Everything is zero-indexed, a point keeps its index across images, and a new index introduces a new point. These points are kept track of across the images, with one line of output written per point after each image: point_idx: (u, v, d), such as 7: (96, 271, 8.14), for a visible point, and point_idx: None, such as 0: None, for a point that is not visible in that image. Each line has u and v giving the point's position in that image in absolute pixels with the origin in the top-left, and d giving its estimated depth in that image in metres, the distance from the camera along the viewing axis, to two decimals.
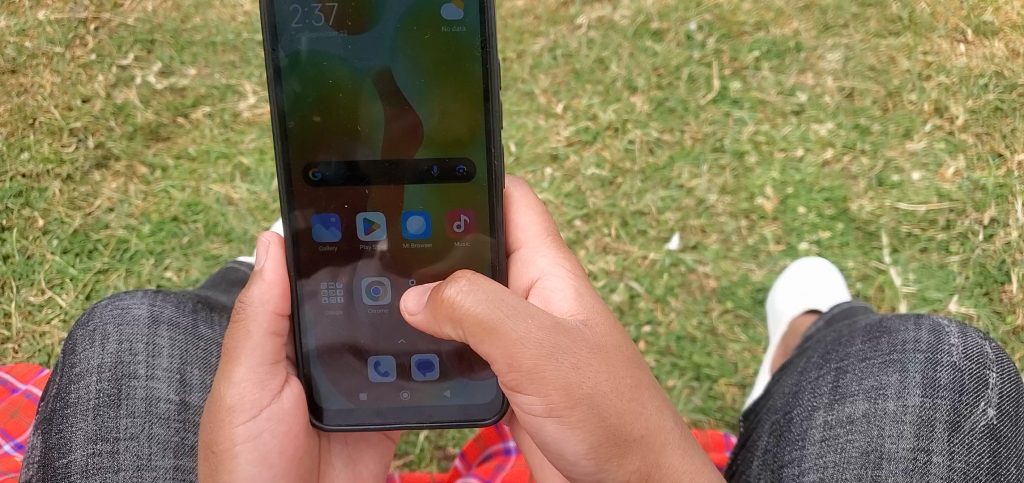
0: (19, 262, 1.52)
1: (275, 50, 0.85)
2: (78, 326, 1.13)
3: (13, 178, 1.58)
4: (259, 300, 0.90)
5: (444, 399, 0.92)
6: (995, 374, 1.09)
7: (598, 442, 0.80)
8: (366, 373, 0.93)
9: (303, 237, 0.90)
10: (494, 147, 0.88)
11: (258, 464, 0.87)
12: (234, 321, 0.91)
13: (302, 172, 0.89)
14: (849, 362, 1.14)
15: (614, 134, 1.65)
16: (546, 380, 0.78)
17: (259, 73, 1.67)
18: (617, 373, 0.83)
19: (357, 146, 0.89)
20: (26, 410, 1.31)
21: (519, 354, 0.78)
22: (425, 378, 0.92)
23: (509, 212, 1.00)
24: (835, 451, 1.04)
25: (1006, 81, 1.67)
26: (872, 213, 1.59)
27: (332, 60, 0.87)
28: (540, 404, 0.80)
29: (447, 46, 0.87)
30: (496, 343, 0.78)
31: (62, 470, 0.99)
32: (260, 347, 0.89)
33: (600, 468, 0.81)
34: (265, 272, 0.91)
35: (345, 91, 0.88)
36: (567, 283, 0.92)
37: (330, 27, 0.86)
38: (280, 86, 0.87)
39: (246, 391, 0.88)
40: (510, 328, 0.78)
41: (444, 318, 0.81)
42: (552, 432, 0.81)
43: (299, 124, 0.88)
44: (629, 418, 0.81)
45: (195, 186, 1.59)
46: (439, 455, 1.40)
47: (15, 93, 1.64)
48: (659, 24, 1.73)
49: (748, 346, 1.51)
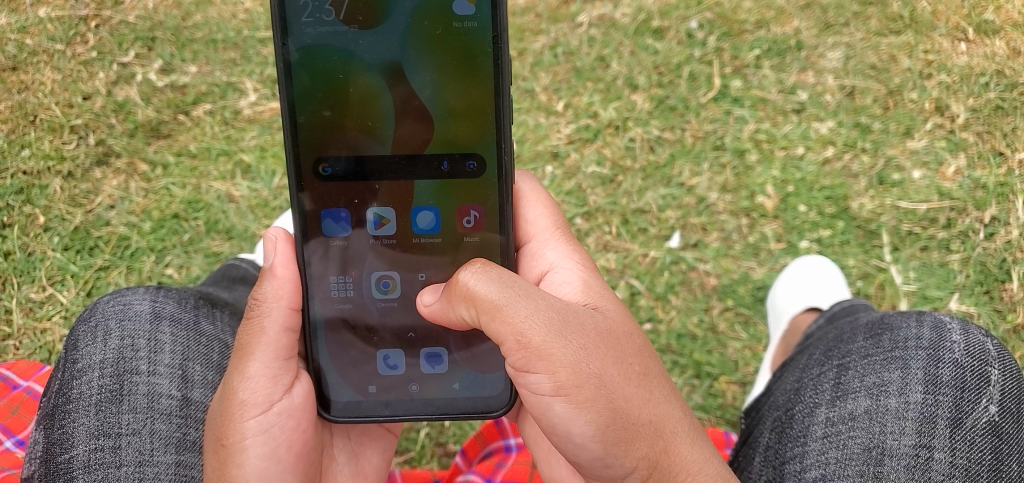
0: (19, 259, 1.53)
1: (285, 45, 0.84)
2: (80, 322, 1.14)
3: (13, 176, 1.59)
4: (271, 296, 0.88)
5: (452, 392, 0.92)
6: (996, 371, 1.07)
7: (606, 423, 0.79)
8: (377, 365, 0.91)
9: (313, 232, 0.89)
10: (504, 142, 0.87)
11: (267, 458, 0.85)
12: (247, 318, 0.88)
13: (311, 167, 0.87)
14: (851, 359, 1.12)
15: (615, 132, 1.65)
16: (555, 360, 0.79)
17: (259, 71, 1.68)
18: (626, 358, 0.83)
19: (367, 141, 0.87)
20: (27, 408, 1.32)
21: (528, 332, 0.79)
22: (435, 371, 0.92)
23: (519, 206, 1.01)
24: (837, 448, 1.02)
25: (1007, 80, 1.66)
26: (872, 212, 1.58)
27: (343, 55, 0.85)
28: (548, 382, 0.79)
29: (459, 41, 0.85)
30: (506, 320, 0.79)
31: (64, 465, 1.00)
32: (275, 342, 0.87)
33: (607, 452, 0.80)
34: (275, 268, 0.88)
35: (356, 86, 0.86)
36: (577, 275, 0.92)
37: (340, 23, 0.84)
38: (290, 81, 0.85)
39: (259, 387, 0.85)
40: (521, 307, 0.80)
41: (457, 296, 0.82)
42: (559, 414, 0.80)
43: (309, 119, 0.86)
44: (636, 403, 0.81)
45: (196, 183, 1.60)
46: (439, 452, 1.41)
47: (16, 91, 1.65)
48: (659, 22, 1.73)
49: (748, 344, 1.51)
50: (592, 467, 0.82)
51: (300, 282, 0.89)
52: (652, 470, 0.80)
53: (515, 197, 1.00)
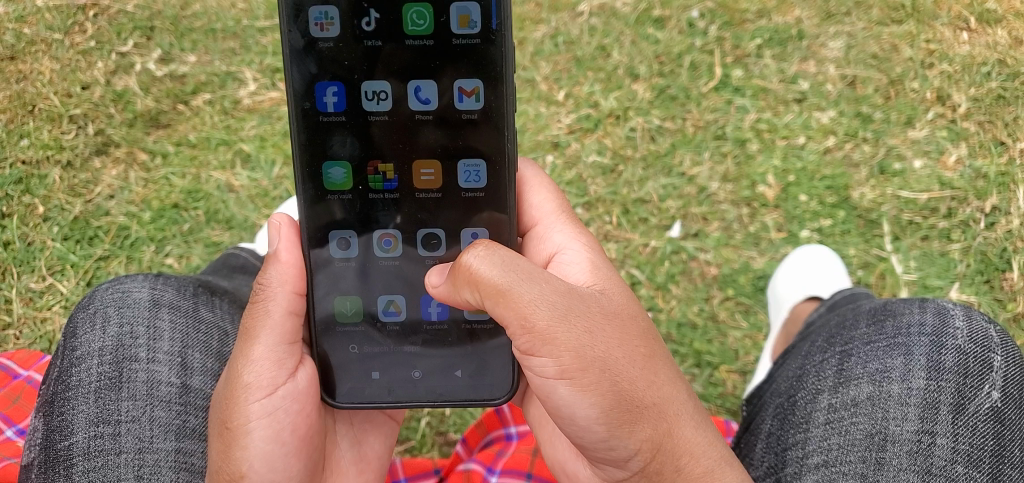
0: (19, 249, 1.53)
1: (292, 31, 0.83)
2: (79, 310, 1.14)
3: (13, 165, 1.58)
4: (276, 281, 0.88)
5: (454, 380, 0.91)
6: (999, 357, 1.08)
7: (611, 404, 0.79)
8: (384, 347, 0.91)
9: (317, 217, 0.88)
10: (506, 129, 0.87)
11: (272, 441, 0.85)
12: (252, 302, 0.89)
13: (316, 153, 0.87)
14: (854, 346, 1.12)
15: (616, 122, 1.64)
16: (560, 343, 0.78)
17: (259, 60, 1.68)
18: (634, 341, 0.83)
19: (374, 127, 0.87)
20: (27, 397, 1.32)
21: (532, 316, 0.79)
22: (436, 358, 0.91)
23: (523, 192, 1.02)
24: (839, 434, 1.02)
25: (1009, 70, 1.66)
26: (873, 201, 1.58)
27: (349, 42, 0.84)
28: (553, 365, 0.79)
29: (463, 26, 0.84)
30: (512, 302, 0.79)
31: (63, 452, 1.00)
32: (279, 326, 0.87)
33: (612, 434, 0.80)
34: (280, 254, 0.89)
35: (361, 73, 0.85)
36: (584, 256, 0.94)
37: (346, 9, 0.83)
38: (297, 68, 0.84)
39: (264, 370, 0.85)
40: (524, 291, 0.79)
41: (461, 279, 0.81)
42: (564, 396, 0.80)
43: (315, 106, 0.85)
44: (641, 385, 0.81)
45: (196, 173, 1.60)
46: (440, 441, 1.42)
47: (15, 80, 1.64)
48: (661, 11, 1.73)
49: (748, 333, 1.51)
50: (596, 448, 0.82)
51: (304, 268, 0.90)
52: (656, 452, 0.81)
53: (518, 184, 1.01)
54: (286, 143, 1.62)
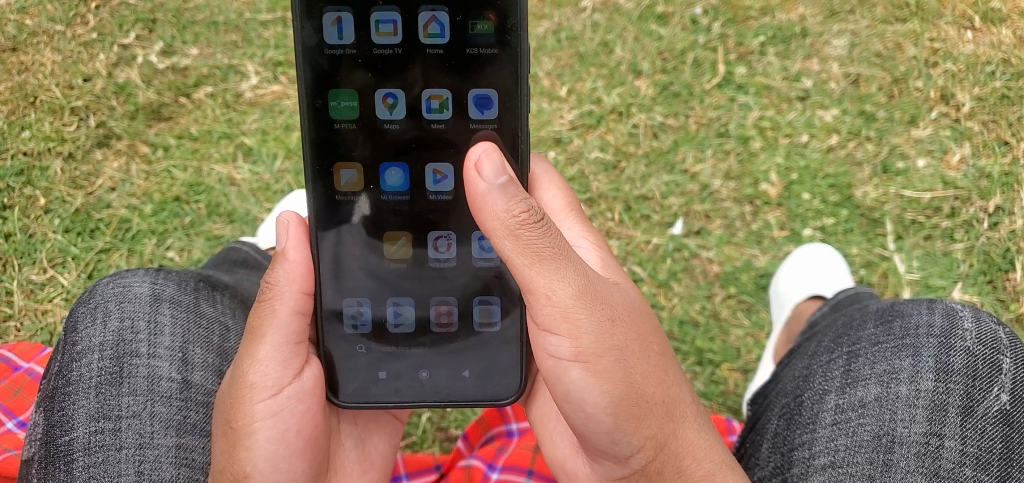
0: (20, 241, 1.53)
1: (304, 27, 0.83)
2: (79, 305, 1.13)
3: (14, 156, 1.58)
4: (284, 279, 0.87)
5: (453, 185, 0.88)
6: (1008, 359, 1.07)
7: (620, 397, 0.78)
8: (391, 348, 0.90)
9: (330, 209, 0.88)
10: (520, 131, 0.87)
11: (276, 442, 0.85)
12: (259, 301, 0.88)
13: (326, 151, 0.86)
14: (861, 346, 1.12)
15: (618, 119, 1.64)
16: (582, 324, 0.78)
17: (261, 54, 1.67)
18: (648, 337, 0.83)
19: (381, 126, 0.87)
20: (28, 389, 1.32)
21: (563, 290, 0.78)
22: (436, 158, 0.88)
23: (533, 188, 1.01)
24: (847, 435, 1.02)
25: (1014, 69, 1.65)
26: (876, 200, 1.58)
27: (361, 39, 0.84)
28: (569, 346, 0.78)
29: (477, 32, 0.85)
30: (547, 272, 0.77)
31: (63, 448, 1.00)
32: (285, 325, 0.87)
33: (617, 428, 0.79)
34: (288, 252, 0.87)
35: (374, 70, 0.85)
36: (595, 254, 0.95)
37: (359, 7, 0.83)
38: (308, 64, 0.84)
39: (269, 370, 0.85)
40: (564, 263, 0.78)
41: (499, 228, 0.77)
42: (574, 381, 0.79)
43: (327, 102, 0.85)
44: (652, 381, 0.81)
45: (198, 166, 1.59)
46: (441, 437, 1.42)
47: (16, 72, 1.63)
48: (664, 8, 1.72)
49: (750, 332, 1.51)
50: (598, 442, 0.81)
51: (312, 267, 0.89)
52: (660, 451, 0.80)
53: (529, 180, 1.01)
54: (288, 137, 1.61)
